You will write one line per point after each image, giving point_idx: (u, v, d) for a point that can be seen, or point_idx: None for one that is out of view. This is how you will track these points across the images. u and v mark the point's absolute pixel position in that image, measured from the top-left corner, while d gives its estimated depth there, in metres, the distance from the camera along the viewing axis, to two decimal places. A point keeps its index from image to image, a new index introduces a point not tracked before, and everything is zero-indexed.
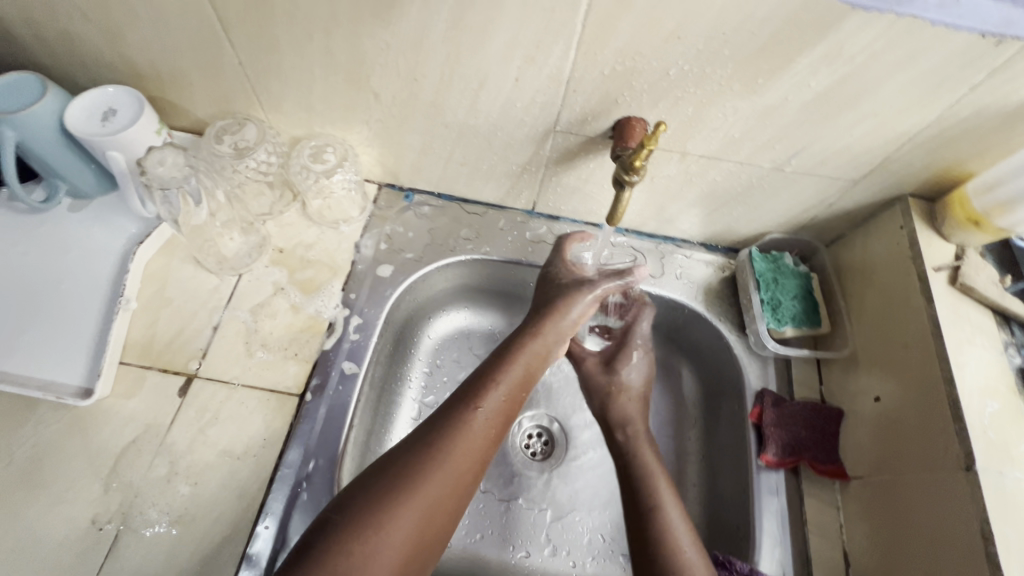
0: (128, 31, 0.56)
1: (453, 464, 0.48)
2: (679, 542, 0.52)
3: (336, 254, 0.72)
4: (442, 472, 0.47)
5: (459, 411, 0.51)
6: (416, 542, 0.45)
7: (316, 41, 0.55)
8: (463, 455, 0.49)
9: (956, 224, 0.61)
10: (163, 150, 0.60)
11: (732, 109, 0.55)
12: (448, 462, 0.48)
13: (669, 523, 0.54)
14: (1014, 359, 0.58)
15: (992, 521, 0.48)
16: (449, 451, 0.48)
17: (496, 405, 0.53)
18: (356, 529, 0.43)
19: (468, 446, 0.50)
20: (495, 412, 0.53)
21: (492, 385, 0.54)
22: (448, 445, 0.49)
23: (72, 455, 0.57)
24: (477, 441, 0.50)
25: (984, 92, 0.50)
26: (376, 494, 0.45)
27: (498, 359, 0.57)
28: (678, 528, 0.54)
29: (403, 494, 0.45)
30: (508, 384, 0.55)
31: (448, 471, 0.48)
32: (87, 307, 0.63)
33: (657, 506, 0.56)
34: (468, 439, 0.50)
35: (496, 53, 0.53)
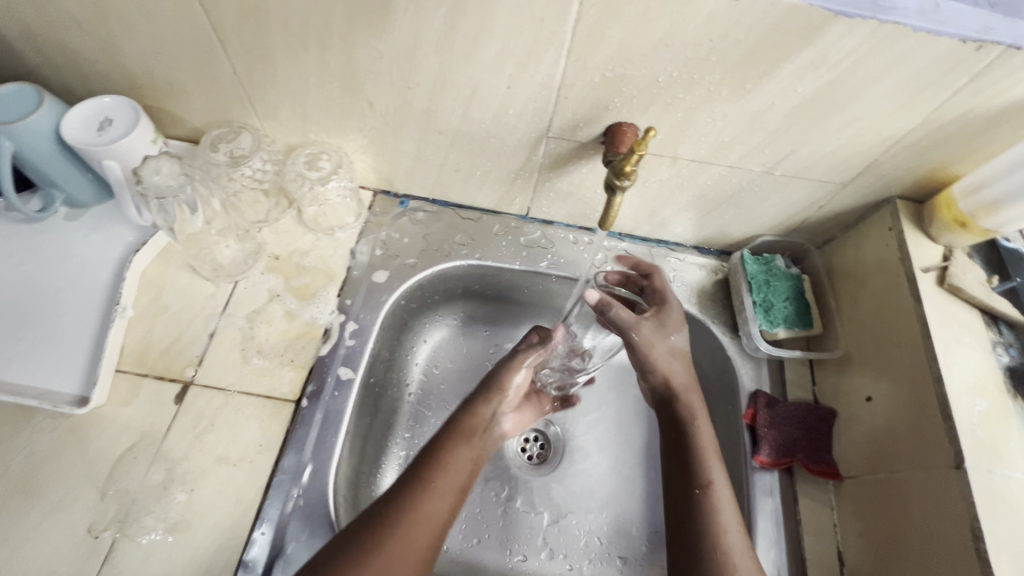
0: (124, 42, 0.57)
1: (409, 545, 0.48)
2: (724, 521, 0.51)
3: (331, 260, 0.72)
4: (402, 553, 0.47)
5: (410, 492, 0.52)
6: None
7: (310, 50, 0.56)
8: (421, 533, 0.49)
9: (944, 226, 0.62)
10: (159, 159, 0.61)
11: (721, 115, 0.56)
12: (405, 541, 0.48)
13: (715, 504, 0.52)
14: (1002, 357, 0.59)
15: (981, 518, 0.49)
16: (406, 532, 0.48)
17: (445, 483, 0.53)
18: None
19: (426, 528, 0.50)
20: (452, 486, 0.54)
21: (447, 463, 0.55)
22: (404, 525, 0.49)
23: (69, 464, 0.57)
24: (428, 520, 0.50)
25: (967, 96, 0.51)
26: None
27: (454, 435, 0.58)
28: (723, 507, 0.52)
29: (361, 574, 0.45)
30: (462, 464, 0.56)
31: (406, 550, 0.48)
32: (83, 315, 0.63)
33: (708, 486, 0.53)
34: (423, 518, 0.50)
35: (488, 61, 0.54)
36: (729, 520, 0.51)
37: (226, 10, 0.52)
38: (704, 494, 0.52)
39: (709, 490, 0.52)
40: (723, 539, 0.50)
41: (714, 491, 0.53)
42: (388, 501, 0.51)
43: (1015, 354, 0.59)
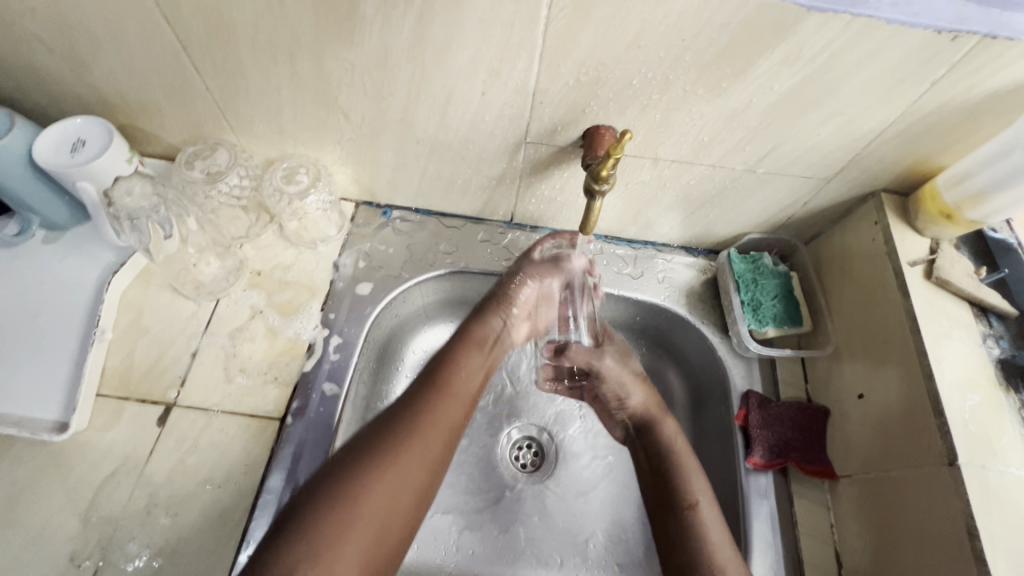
0: (93, 62, 0.56)
1: (417, 456, 0.50)
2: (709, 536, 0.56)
3: (314, 273, 0.71)
4: (408, 459, 0.49)
5: (419, 400, 0.54)
6: (384, 528, 0.46)
7: (280, 63, 0.55)
8: (429, 447, 0.51)
9: (929, 218, 0.61)
10: (130, 179, 0.61)
11: (699, 114, 0.55)
12: (415, 454, 0.50)
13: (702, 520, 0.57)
14: (993, 350, 0.58)
15: (977, 516, 0.48)
16: (414, 445, 0.50)
17: (455, 396, 0.56)
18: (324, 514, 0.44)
19: (433, 438, 0.52)
20: (455, 402, 0.56)
21: (456, 370, 0.58)
22: (414, 434, 0.51)
23: (50, 491, 0.56)
24: (440, 428, 0.53)
25: (945, 86, 0.50)
26: (331, 496, 0.45)
27: (463, 339, 0.62)
28: (710, 527, 0.57)
29: (365, 490, 0.46)
30: (471, 372, 0.60)
31: (415, 459, 0.49)
32: (63, 339, 0.62)
33: (693, 504, 0.58)
34: (432, 423, 0.53)
35: (460, 69, 0.53)
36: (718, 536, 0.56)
37: (193, 26, 0.51)
38: (695, 524, 0.57)
39: (697, 504, 0.58)
40: (714, 552, 0.55)
41: (703, 510, 0.58)
42: (399, 409, 0.53)
43: (1006, 346, 0.59)
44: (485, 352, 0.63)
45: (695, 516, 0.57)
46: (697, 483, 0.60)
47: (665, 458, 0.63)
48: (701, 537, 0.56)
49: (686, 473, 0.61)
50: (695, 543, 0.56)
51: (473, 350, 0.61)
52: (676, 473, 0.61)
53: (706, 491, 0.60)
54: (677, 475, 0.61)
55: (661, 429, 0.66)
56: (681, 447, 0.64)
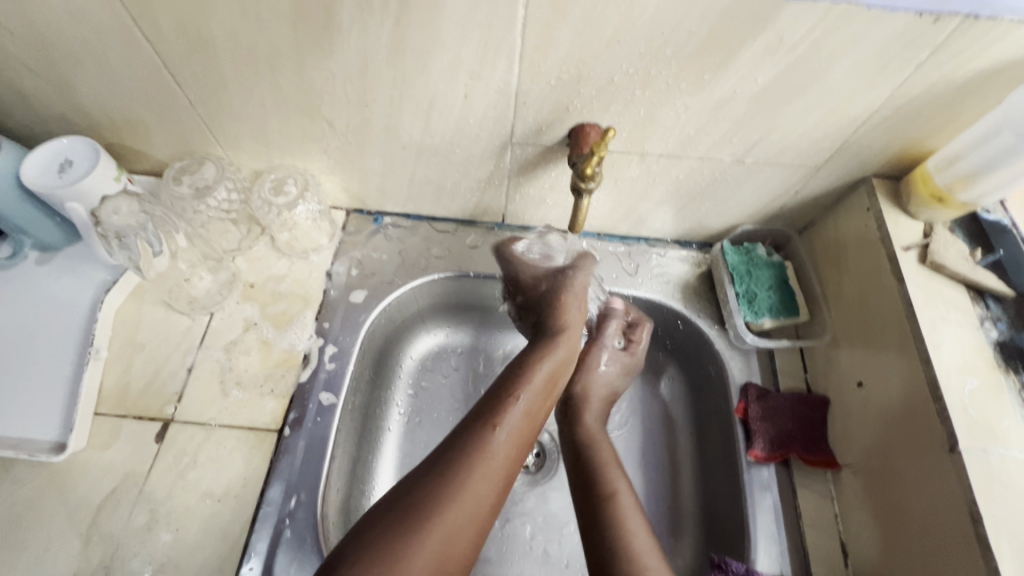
0: (77, 82, 0.56)
1: (467, 507, 0.46)
2: (628, 527, 0.50)
3: (307, 284, 0.71)
4: (460, 505, 0.46)
5: (476, 434, 0.50)
6: None
7: (261, 75, 0.55)
8: (481, 486, 0.47)
9: (921, 201, 0.61)
10: (117, 199, 0.62)
11: (683, 107, 0.55)
12: (460, 500, 0.46)
13: (621, 511, 0.52)
14: (991, 332, 0.57)
15: (979, 502, 0.47)
16: (465, 491, 0.46)
17: (513, 427, 0.51)
18: (374, 557, 0.41)
19: (484, 484, 0.48)
20: (513, 434, 0.51)
21: (510, 404, 0.53)
22: (465, 478, 0.47)
23: (51, 512, 0.56)
24: (493, 469, 0.49)
25: (930, 68, 0.49)
26: (387, 549, 0.42)
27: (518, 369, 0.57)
28: (630, 514, 0.52)
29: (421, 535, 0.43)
30: (530, 396, 0.55)
31: (468, 507, 0.46)
32: (60, 360, 0.62)
33: (611, 494, 0.54)
34: (485, 467, 0.48)
35: (441, 72, 0.53)
36: (635, 524, 0.51)
37: (172, 42, 0.51)
38: (617, 517, 0.51)
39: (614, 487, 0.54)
40: (633, 543, 0.49)
41: (623, 501, 0.53)
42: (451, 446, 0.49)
43: (1004, 328, 0.58)
44: (545, 388, 0.56)
45: (614, 502, 0.53)
46: (617, 475, 0.56)
47: (587, 449, 0.60)
48: (620, 525, 0.50)
49: (602, 458, 0.58)
50: (612, 532, 0.50)
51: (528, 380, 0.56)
52: (598, 468, 0.57)
53: (626, 491, 0.54)
54: (602, 470, 0.56)
55: (581, 418, 0.65)
56: (599, 445, 0.60)
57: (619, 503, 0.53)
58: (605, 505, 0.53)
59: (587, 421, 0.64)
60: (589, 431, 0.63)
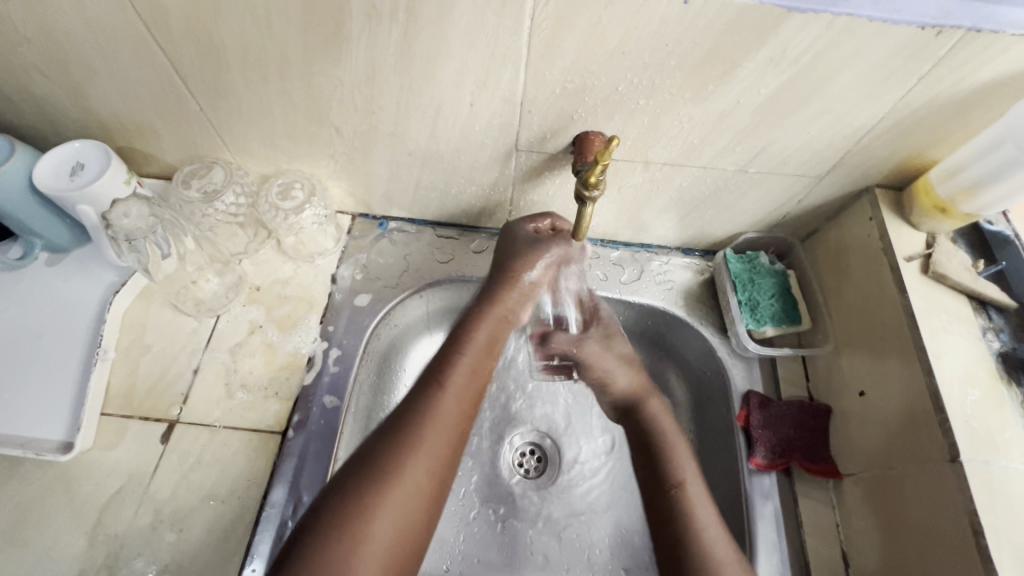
0: (91, 88, 0.57)
1: (426, 455, 0.49)
2: (699, 519, 0.53)
3: (312, 287, 0.72)
4: (416, 454, 0.49)
5: (421, 394, 0.53)
6: (400, 534, 0.46)
7: (271, 82, 0.56)
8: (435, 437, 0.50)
9: (924, 212, 0.61)
10: (127, 203, 0.63)
11: (687, 117, 0.55)
12: (421, 447, 0.49)
13: (690, 501, 0.54)
14: (993, 343, 0.57)
15: (980, 513, 0.47)
16: (418, 450, 0.49)
17: (462, 379, 0.55)
18: (344, 514, 0.45)
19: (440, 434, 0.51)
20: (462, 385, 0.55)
21: (455, 361, 0.56)
22: (417, 430, 0.50)
23: (57, 510, 0.57)
24: (447, 421, 0.52)
25: (933, 81, 0.50)
26: (351, 499, 0.46)
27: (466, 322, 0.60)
28: (699, 506, 0.54)
29: (381, 488, 0.46)
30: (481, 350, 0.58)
31: (421, 456, 0.49)
32: (67, 360, 0.63)
33: (681, 485, 0.56)
34: (434, 419, 0.51)
35: (448, 79, 0.54)
36: (706, 516, 0.53)
37: (185, 49, 0.52)
38: (684, 508, 0.54)
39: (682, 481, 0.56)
40: (705, 533, 0.52)
41: (691, 491, 0.55)
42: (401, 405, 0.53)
43: (1006, 339, 0.58)
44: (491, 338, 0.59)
45: (683, 496, 0.55)
46: (683, 463, 0.58)
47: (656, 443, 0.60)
48: (689, 522, 0.53)
49: (673, 451, 0.59)
50: (682, 520, 0.53)
51: (484, 327, 0.59)
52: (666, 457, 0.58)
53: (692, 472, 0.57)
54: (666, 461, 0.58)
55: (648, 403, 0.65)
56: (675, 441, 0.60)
57: (686, 493, 0.55)
58: (673, 495, 0.55)
59: (653, 401, 0.64)
60: (653, 424, 0.63)
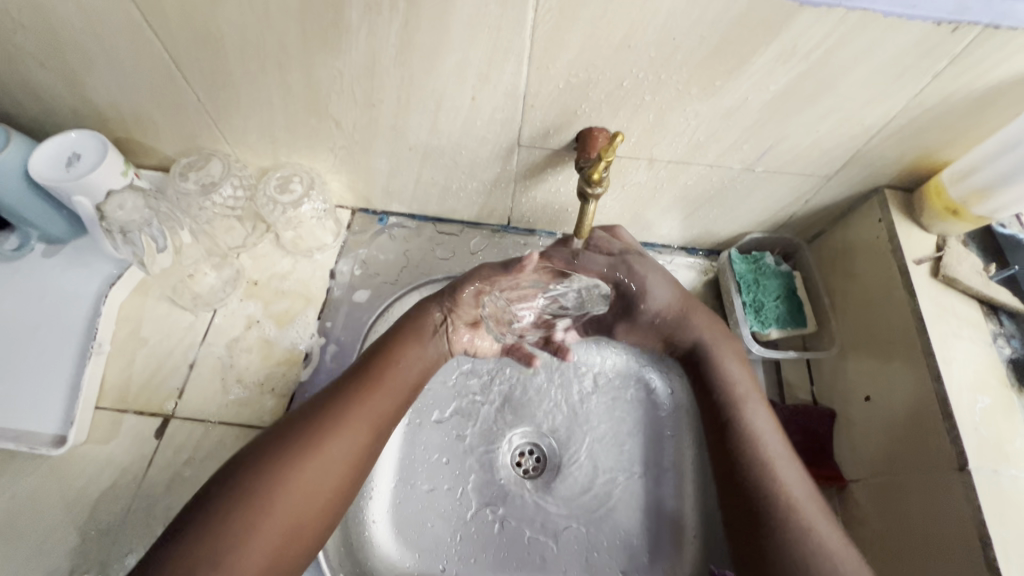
0: (86, 77, 0.56)
1: (337, 453, 0.49)
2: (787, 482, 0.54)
3: (310, 282, 0.71)
4: (334, 443, 0.49)
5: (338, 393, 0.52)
6: (290, 526, 0.46)
7: (269, 73, 0.55)
8: (354, 428, 0.51)
9: (935, 214, 0.60)
10: (123, 194, 0.62)
11: (693, 113, 0.54)
12: (344, 434, 0.50)
13: (771, 464, 0.55)
14: (1004, 349, 0.56)
15: (990, 526, 0.46)
16: (335, 440, 0.49)
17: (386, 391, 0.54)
18: (255, 479, 0.46)
19: (354, 440, 0.50)
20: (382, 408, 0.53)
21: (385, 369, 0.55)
22: (344, 416, 0.51)
23: (50, 505, 0.56)
24: (372, 417, 0.52)
25: (947, 79, 0.48)
26: (267, 466, 0.47)
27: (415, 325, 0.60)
28: (783, 469, 0.54)
29: (297, 468, 0.47)
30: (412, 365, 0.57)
31: (340, 444, 0.49)
32: (62, 353, 0.62)
33: (756, 443, 0.56)
34: (348, 424, 0.51)
35: (449, 73, 0.53)
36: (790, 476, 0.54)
37: (181, 39, 0.51)
38: (770, 467, 0.55)
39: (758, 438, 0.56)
40: (797, 499, 0.52)
41: (774, 455, 0.55)
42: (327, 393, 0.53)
43: (1018, 345, 0.57)
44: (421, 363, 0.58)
45: (770, 469, 0.54)
46: (760, 423, 0.58)
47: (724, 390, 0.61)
48: (768, 481, 0.54)
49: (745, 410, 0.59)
50: (769, 478, 0.54)
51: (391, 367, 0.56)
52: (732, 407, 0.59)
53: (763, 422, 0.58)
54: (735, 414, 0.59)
55: (723, 369, 0.62)
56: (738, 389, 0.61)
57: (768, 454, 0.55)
58: (742, 458, 0.56)
59: (699, 327, 0.65)
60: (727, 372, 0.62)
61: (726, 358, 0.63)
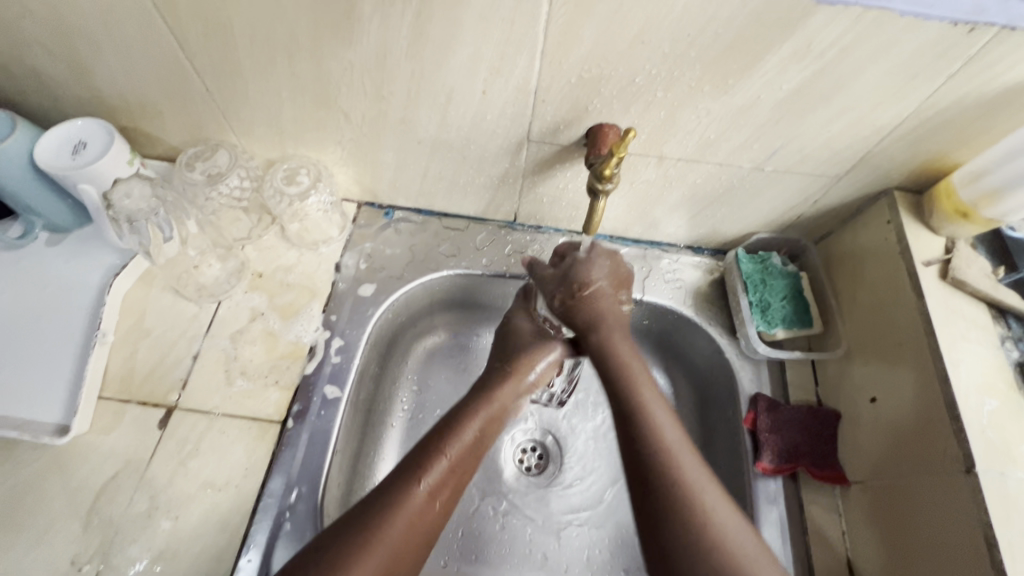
0: (93, 64, 0.56)
1: (401, 536, 0.47)
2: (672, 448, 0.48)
3: (315, 275, 0.71)
4: (400, 522, 0.48)
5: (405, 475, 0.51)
6: None
7: (279, 63, 0.54)
8: (419, 514, 0.49)
9: (944, 217, 0.59)
10: (130, 181, 0.62)
11: (705, 111, 0.54)
12: (414, 522, 0.49)
13: (654, 420, 0.50)
14: (1012, 353, 0.56)
15: (995, 525, 0.46)
16: (402, 522, 0.48)
17: (442, 474, 0.52)
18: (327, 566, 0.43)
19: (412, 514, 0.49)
20: (442, 484, 0.52)
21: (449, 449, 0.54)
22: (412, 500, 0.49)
23: (51, 495, 0.56)
24: (432, 505, 0.50)
25: (962, 80, 0.48)
26: (340, 550, 0.45)
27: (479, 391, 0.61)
28: (669, 432, 0.49)
29: (366, 554, 0.45)
30: (469, 439, 0.56)
31: (406, 527, 0.48)
32: (66, 342, 0.62)
33: (641, 407, 0.52)
34: (418, 511, 0.49)
35: (460, 66, 0.52)
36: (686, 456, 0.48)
37: (191, 27, 0.51)
38: (640, 417, 0.51)
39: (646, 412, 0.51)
40: (676, 461, 0.47)
41: (646, 399, 0.52)
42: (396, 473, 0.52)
43: None
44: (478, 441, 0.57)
45: (644, 414, 0.51)
46: (642, 382, 0.54)
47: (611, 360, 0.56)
48: (656, 442, 0.48)
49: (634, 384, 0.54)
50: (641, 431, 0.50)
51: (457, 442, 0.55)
52: (624, 384, 0.54)
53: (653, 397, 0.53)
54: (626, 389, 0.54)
55: (597, 301, 0.60)
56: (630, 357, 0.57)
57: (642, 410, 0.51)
58: (636, 417, 0.51)
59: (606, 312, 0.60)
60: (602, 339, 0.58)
61: (609, 324, 0.59)
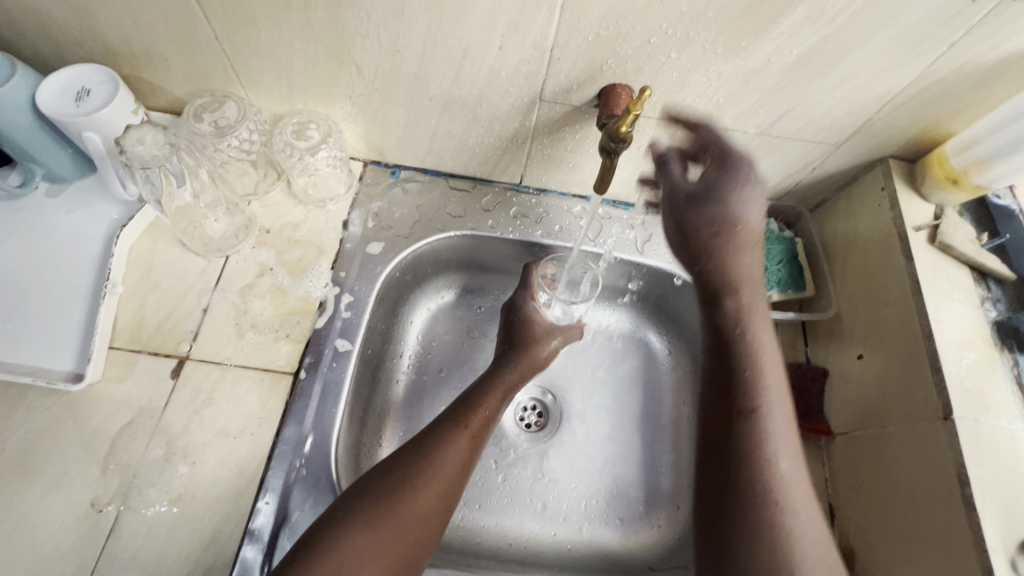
0: (98, 7, 0.54)
1: (451, 457, 0.55)
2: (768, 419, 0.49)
3: (323, 232, 0.71)
4: (450, 445, 0.56)
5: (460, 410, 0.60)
6: (419, 520, 0.51)
7: (293, 12, 0.54)
8: (459, 443, 0.57)
9: (936, 183, 0.63)
10: (141, 128, 0.57)
11: (716, 74, 0.55)
12: (462, 448, 0.56)
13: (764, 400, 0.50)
14: (990, 312, 0.60)
15: (968, 466, 0.50)
16: (454, 447, 0.56)
17: (479, 422, 0.59)
18: (397, 476, 0.52)
19: (455, 458, 0.55)
20: (479, 424, 0.59)
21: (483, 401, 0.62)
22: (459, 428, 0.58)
23: (67, 440, 0.56)
24: (473, 433, 0.58)
25: (962, 49, 0.50)
26: (405, 467, 0.53)
27: (506, 356, 0.69)
28: (775, 408, 0.50)
29: (425, 469, 0.53)
30: (494, 399, 0.63)
31: (454, 448, 0.56)
32: (74, 292, 0.62)
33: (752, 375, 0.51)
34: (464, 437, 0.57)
35: (478, 20, 0.52)
36: (779, 420, 0.49)
37: None
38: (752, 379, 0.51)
39: (759, 368, 0.51)
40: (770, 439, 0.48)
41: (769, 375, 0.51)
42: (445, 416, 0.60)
43: (1003, 309, 0.61)
44: (506, 388, 0.65)
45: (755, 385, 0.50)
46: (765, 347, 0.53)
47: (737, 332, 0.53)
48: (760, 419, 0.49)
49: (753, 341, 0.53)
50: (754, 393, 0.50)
51: (490, 394, 0.63)
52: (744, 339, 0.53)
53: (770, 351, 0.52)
54: (736, 336, 0.53)
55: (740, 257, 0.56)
56: (754, 315, 0.54)
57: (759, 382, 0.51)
58: (746, 416, 0.49)
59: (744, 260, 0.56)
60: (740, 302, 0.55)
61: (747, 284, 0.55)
